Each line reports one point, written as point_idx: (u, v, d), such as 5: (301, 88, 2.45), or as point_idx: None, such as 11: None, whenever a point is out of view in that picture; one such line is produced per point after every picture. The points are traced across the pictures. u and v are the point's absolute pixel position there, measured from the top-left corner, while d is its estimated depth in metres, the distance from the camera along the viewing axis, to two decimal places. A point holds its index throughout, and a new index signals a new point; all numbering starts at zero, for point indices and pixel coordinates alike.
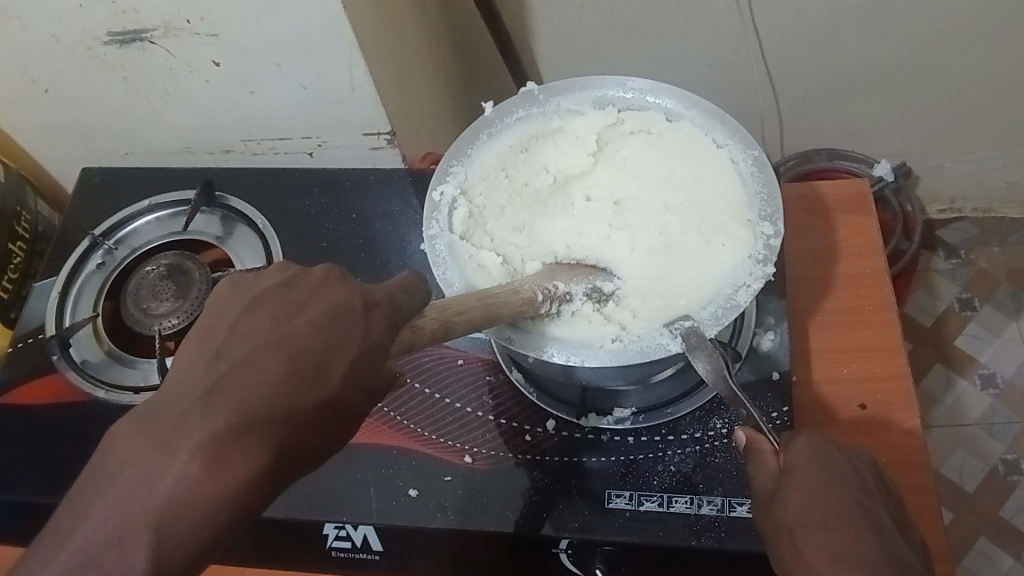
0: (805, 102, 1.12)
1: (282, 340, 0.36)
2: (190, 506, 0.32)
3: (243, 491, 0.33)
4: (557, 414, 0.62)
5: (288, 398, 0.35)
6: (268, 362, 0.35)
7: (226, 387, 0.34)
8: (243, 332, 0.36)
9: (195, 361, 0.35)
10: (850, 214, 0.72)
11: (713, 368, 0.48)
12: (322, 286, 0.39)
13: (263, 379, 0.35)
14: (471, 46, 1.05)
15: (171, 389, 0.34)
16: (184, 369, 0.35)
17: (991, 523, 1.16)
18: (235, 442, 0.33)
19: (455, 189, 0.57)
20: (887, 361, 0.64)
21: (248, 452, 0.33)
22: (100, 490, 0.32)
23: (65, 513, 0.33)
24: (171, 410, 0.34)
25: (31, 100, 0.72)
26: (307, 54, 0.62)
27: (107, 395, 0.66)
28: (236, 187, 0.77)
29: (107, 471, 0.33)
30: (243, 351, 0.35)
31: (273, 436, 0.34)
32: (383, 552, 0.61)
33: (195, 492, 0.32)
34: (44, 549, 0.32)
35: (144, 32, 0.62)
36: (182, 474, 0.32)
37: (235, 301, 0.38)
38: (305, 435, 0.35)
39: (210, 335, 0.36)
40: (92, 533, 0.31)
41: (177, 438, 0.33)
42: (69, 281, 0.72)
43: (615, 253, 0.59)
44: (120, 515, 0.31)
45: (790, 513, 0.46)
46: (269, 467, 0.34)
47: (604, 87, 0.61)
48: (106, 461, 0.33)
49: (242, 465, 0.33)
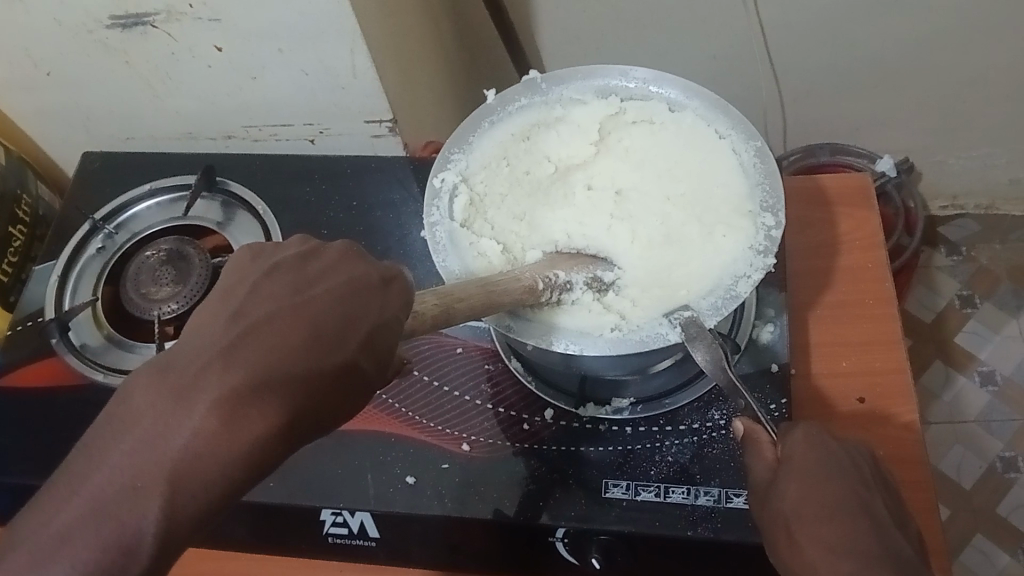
0: (810, 95, 1.12)
1: (299, 304, 0.37)
2: (205, 460, 0.32)
3: (258, 448, 0.33)
4: (555, 403, 0.62)
5: (303, 361, 0.35)
6: (290, 324, 0.36)
7: (246, 345, 0.34)
8: (262, 295, 0.37)
9: (215, 316, 0.36)
10: (850, 207, 0.72)
11: (712, 358, 0.49)
12: (331, 265, 0.39)
13: (283, 342, 0.35)
14: (473, 35, 1.04)
15: (191, 342, 0.35)
16: (202, 328, 0.36)
17: (988, 520, 1.16)
18: (254, 398, 0.33)
19: (457, 176, 0.57)
20: (886, 355, 0.64)
21: (265, 408, 0.34)
22: (115, 440, 0.33)
23: (77, 458, 0.33)
24: (191, 363, 0.34)
25: (33, 82, 0.72)
26: (311, 39, 0.62)
27: (106, 378, 0.66)
28: (236, 172, 0.76)
29: (124, 421, 0.33)
30: (263, 312, 0.36)
31: (291, 397, 0.34)
32: (380, 539, 0.61)
33: (212, 445, 0.32)
34: (56, 497, 0.32)
35: (146, 16, 0.62)
36: (199, 427, 0.32)
37: (253, 267, 0.39)
38: (316, 399, 0.35)
39: (231, 295, 0.37)
40: (108, 481, 0.32)
41: (195, 391, 0.33)
42: (69, 265, 0.72)
43: (615, 244, 0.58)
44: (137, 463, 0.32)
45: (788, 503, 0.47)
46: (286, 427, 0.34)
47: (607, 77, 0.61)
48: (123, 411, 0.33)
49: (257, 422, 0.33)
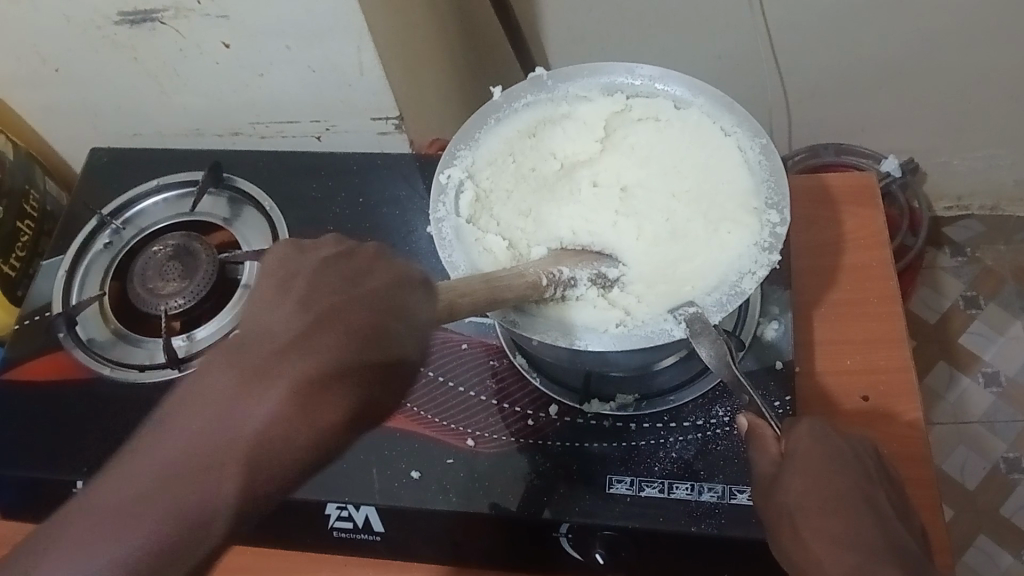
0: (815, 96, 1.12)
1: (350, 304, 0.41)
2: (276, 441, 0.37)
3: (320, 433, 0.39)
4: (560, 400, 0.62)
5: (356, 357, 0.40)
6: (343, 322, 0.41)
7: (307, 340, 0.40)
8: (316, 290, 0.42)
9: (274, 311, 0.41)
10: (856, 206, 0.72)
11: (716, 354, 0.48)
12: (362, 265, 0.44)
13: (338, 338, 0.40)
14: (479, 33, 1.04)
15: (259, 334, 0.40)
16: (267, 320, 0.41)
17: (991, 520, 1.16)
18: (317, 390, 0.39)
19: (462, 172, 0.58)
20: (890, 353, 0.64)
21: (326, 399, 0.39)
22: (197, 414, 0.38)
23: (162, 431, 0.38)
24: (261, 352, 0.40)
25: (41, 78, 0.72)
26: (315, 36, 0.63)
27: (113, 373, 0.66)
28: (243, 169, 0.77)
29: (204, 399, 0.38)
30: (322, 307, 0.41)
31: (347, 390, 0.39)
32: (383, 534, 0.61)
33: (284, 429, 0.38)
34: (142, 462, 0.37)
35: (154, 13, 0.62)
36: (271, 411, 0.38)
37: (304, 263, 0.43)
38: (369, 392, 0.40)
39: (288, 291, 0.42)
40: (191, 450, 0.37)
41: (266, 378, 0.39)
42: (76, 260, 0.72)
43: (621, 240, 0.59)
44: (218, 438, 0.37)
45: (792, 497, 0.47)
46: (343, 416, 0.39)
47: (613, 74, 0.61)
48: (203, 390, 0.38)
49: (320, 410, 0.39)
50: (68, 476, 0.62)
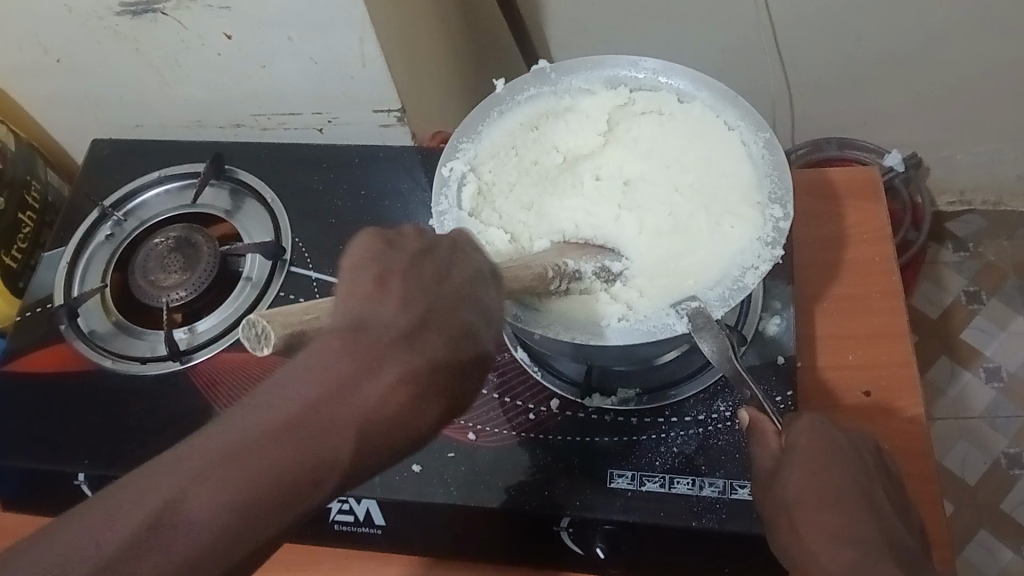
0: (819, 90, 1.12)
1: (448, 299, 0.42)
2: (386, 425, 0.38)
3: (422, 420, 0.40)
4: (561, 394, 0.62)
5: (458, 351, 0.41)
6: (446, 316, 0.41)
7: (419, 331, 0.40)
8: (417, 282, 0.41)
9: (385, 299, 0.40)
10: (859, 201, 0.72)
11: (719, 349, 0.48)
12: (450, 260, 0.43)
13: (444, 332, 0.41)
14: (481, 25, 1.04)
15: (368, 318, 0.40)
16: (372, 306, 0.40)
17: (991, 515, 1.16)
18: (426, 380, 0.40)
19: (465, 165, 0.57)
20: (892, 348, 0.64)
21: (431, 391, 0.40)
22: (307, 387, 0.37)
23: (271, 400, 0.37)
24: (377, 338, 0.39)
25: (42, 69, 0.72)
26: (318, 28, 0.62)
27: (114, 365, 0.66)
28: (245, 160, 0.77)
29: (316, 374, 0.37)
30: (426, 300, 0.41)
31: (447, 383, 0.41)
32: (384, 527, 0.61)
33: (395, 415, 0.38)
34: (249, 427, 0.36)
35: (156, 3, 0.62)
36: (386, 398, 0.38)
37: (399, 252, 0.43)
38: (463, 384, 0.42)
39: (390, 279, 0.41)
40: (304, 420, 0.36)
41: (382, 364, 0.38)
42: (78, 252, 0.72)
43: (624, 234, 0.59)
44: (333, 413, 0.37)
45: (791, 492, 0.48)
46: (440, 407, 0.41)
47: (617, 67, 0.61)
48: (315, 366, 0.38)
49: (425, 400, 0.40)
50: (69, 468, 0.62)
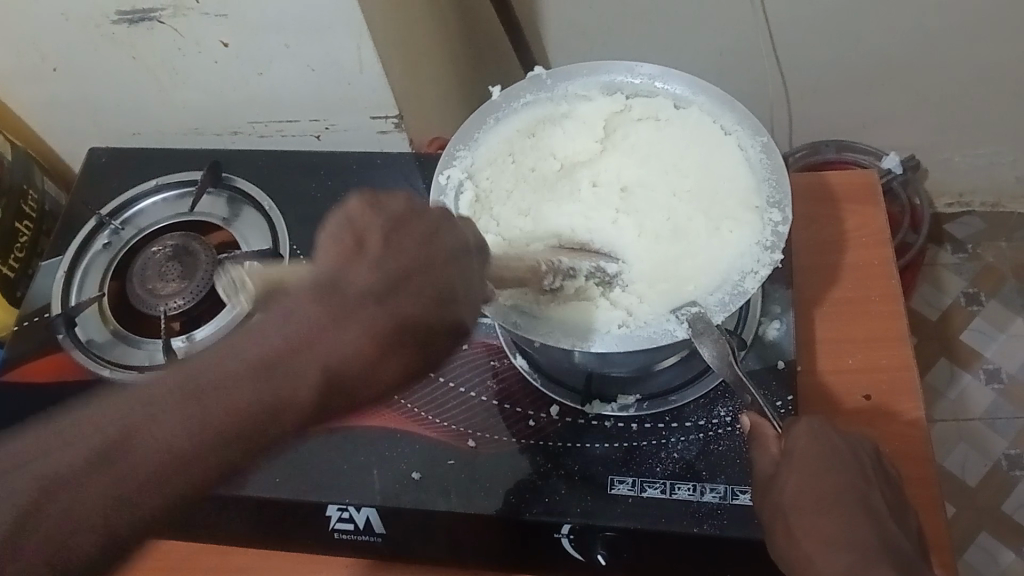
0: (817, 92, 1.11)
1: (421, 268, 0.46)
2: (352, 371, 0.45)
3: (395, 375, 0.47)
4: (561, 400, 0.62)
5: (425, 315, 0.46)
6: (417, 284, 0.46)
7: (389, 295, 0.45)
8: (392, 250, 0.46)
9: (360, 262, 0.45)
10: (857, 204, 0.72)
11: (719, 354, 0.48)
12: (431, 235, 0.47)
13: (414, 296, 0.46)
14: (479, 30, 1.04)
15: (343, 279, 0.45)
16: (347, 269, 0.45)
17: (991, 518, 1.16)
18: (390, 337, 0.45)
19: (462, 172, 0.57)
20: (892, 352, 0.64)
21: (396, 348, 0.46)
22: (282, 330, 0.44)
23: (254, 337, 0.44)
24: (348, 296, 0.45)
25: (39, 76, 0.72)
26: (315, 33, 0.62)
27: (113, 374, 0.66)
28: (243, 168, 0.76)
29: (291, 320, 0.44)
30: (400, 266, 0.46)
31: (411, 342, 0.46)
32: (385, 535, 0.60)
33: (358, 364, 0.45)
34: (236, 355, 0.44)
35: (153, 11, 0.62)
36: (352, 346, 0.44)
37: (377, 219, 0.47)
38: (428, 345, 0.47)
39: (367, 246, 0.46)
40: (276, 358, 0.44)
41: (351, 318, 0.44)
42: (75, 260, 0.72)
43: (621, 237, 0.60)
44: (301, 355, 0.44)
45: (788, 495, 0.48)
46: (409, 365, 0.47)
47: (613, 73, 0.60)
48: (291, 312, 0.44)
49: (393, 357, 0.46)
50: None
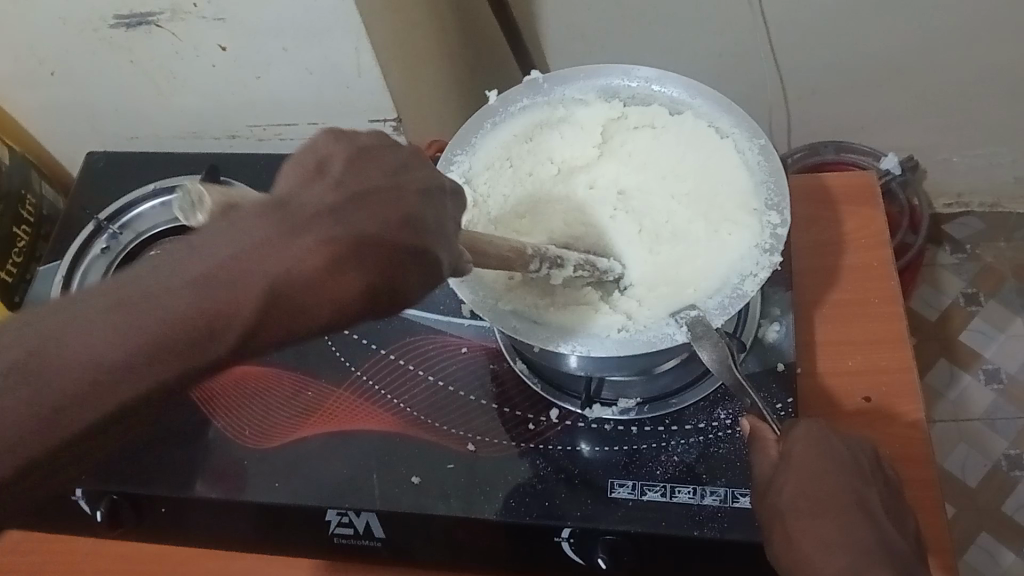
0: (815, 93, 1.11)
1: (394, 186, 0.38)
2: (297, 288, 0.35)
3: (348, 304, 0.36)
4: (560, 404, 0.62)
5: (393, 236, 0.37)
6: (386, 203, 0.37)
7: (349, 209, 0.37)
8: (360, 170, 0.38)
9: (318, 183, 0.37)
10: (856, 206, 0.71)
11: (719, 357, 0.48)
12: (410, 164, 0.40)
13: (382, 212, 0.37)
14: (477, 32, 1.04)
15: (298, 196, 0.37)
16: (305, 185, 0.37)
17: (991, 519, 1.16)
18: (347, 257, 0.36)
19: (460, 178, 0.57)
20: (892, 354, 0.64)
21: (352, 275, 0.36)
22: (218, 242, 0.35)
23: (187, 250, 0.36)
24: (302, 210, 0.36)
25: (37, 81, 0.72)
26: (313, 36, 0.62)
27: None
28: (242, 172, 0.76)
29: (231, 232, 0.35)
30: (368, 182, 0.38)
31: (372, 270, 0.36)
32: (385, 539, 0.60)
33: (307, 284, 0.35)
34: (166, 268, 0.36)
35: (151, 15, 0.62)
36: (300, 256, 0.35)
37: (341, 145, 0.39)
38: (390, 276, 0.37)
39: (328, 168, 0.38)
40: (209, 268, 0.35)
41: (303, 232, 0.36)
42: (74, 263, 0.72)
43: (620, 240, 0.60)
44: (239, 264, 0.35)
45: (786, 497, 0.47)
46: (366, 292, 0.37)
47: (609, 76, 0.60)
48: (233, 223, 0.36)
49: (344, 282, 0.36)
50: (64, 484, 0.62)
